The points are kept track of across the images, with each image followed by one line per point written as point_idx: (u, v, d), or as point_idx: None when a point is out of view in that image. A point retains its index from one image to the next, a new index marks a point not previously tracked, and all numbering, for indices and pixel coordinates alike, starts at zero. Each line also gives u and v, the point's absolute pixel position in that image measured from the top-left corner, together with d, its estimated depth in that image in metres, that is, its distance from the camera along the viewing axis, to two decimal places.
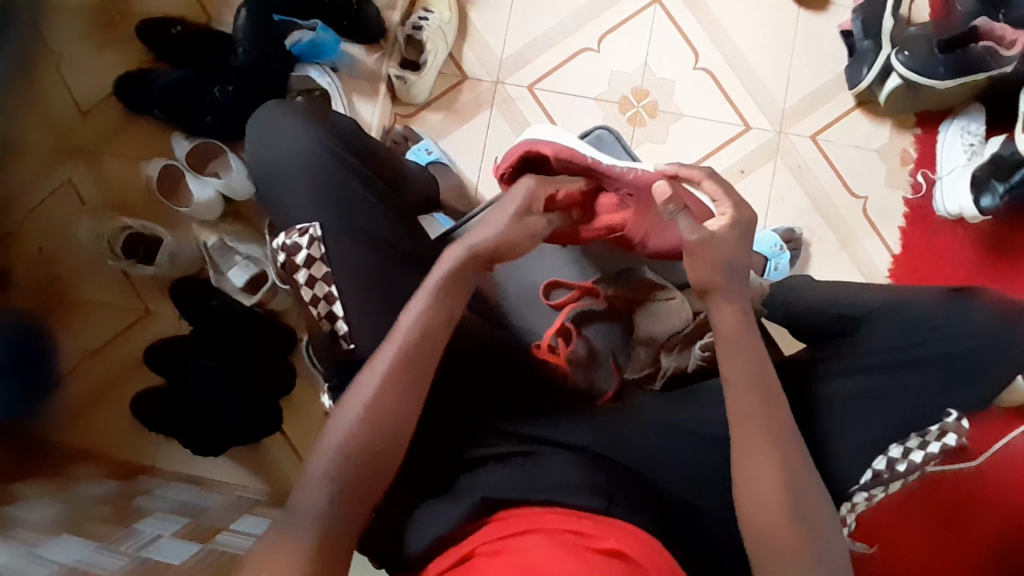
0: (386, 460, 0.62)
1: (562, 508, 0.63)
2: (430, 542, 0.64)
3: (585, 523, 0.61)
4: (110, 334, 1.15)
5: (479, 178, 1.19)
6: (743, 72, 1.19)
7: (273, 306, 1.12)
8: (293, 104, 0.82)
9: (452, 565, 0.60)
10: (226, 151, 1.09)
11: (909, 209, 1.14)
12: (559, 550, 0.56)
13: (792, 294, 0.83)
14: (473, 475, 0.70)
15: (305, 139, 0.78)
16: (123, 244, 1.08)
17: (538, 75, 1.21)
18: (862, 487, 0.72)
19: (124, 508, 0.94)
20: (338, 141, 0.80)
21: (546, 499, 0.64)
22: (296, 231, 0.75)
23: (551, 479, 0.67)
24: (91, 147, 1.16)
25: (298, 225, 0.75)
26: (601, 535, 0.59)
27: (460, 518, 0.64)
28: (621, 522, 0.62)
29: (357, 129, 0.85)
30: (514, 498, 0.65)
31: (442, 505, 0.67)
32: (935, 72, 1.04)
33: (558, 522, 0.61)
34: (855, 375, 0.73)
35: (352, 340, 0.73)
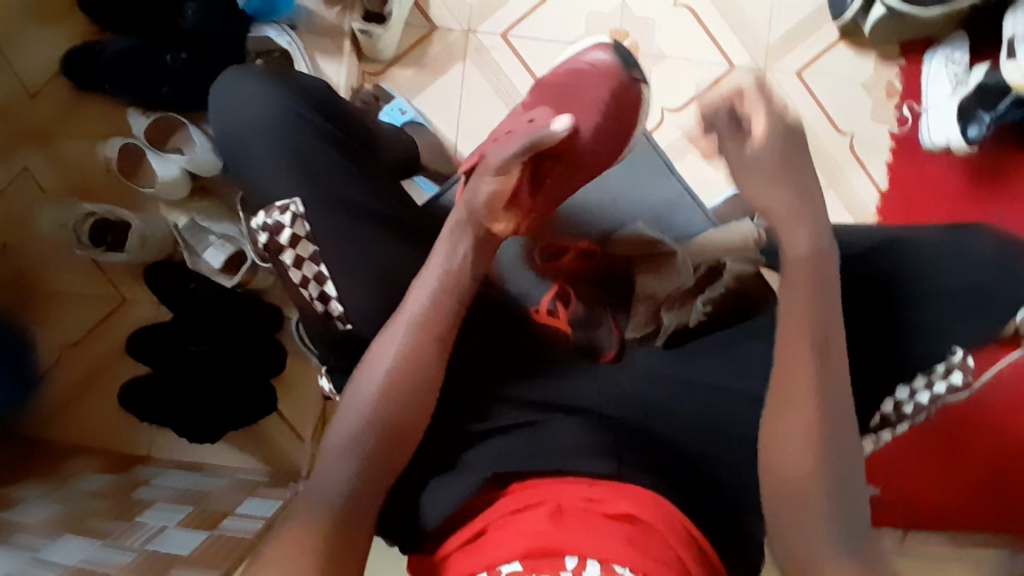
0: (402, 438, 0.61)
1: (574, 476, 0.63)
2: (446, 513, 0.64)
3: (596, 491, 0.61)
4: (87, 325, 1.10)
5: (457, 136, 1.13)
6: (724, 6, 1.14)
7: (254, 285, 1.08)
8: (262, 69, 0.76)
9: (468, 538, 0.60)
10: (186, 124, 1.02)
11: (895, 142, 1.13)
12: (570, 520, 0.56)
13: None
14: (477, 450, 0.69)
15: (271, 105, 0.73)
16: (91, 232, 1.04)
17: (511, 21, 1.14)
18: (870, 430, 0.72)
19: (123, 501, 0.93)
20: (307, 104, 0.75)
21: (558, 470, 0.63)
22: (277, 209, 0.70)
23: (558, 446, 0.66)
24: (43, 130, 1.09)
25: (278, 202, 0.70)
26: (612, 500, 0.59)
27: (472, 492, 0.64)
28: (634, 487, 0.62)
29: (330, 93, 0.79)
30: (527, 471, 0.64)
31: (450, 480, 0.66)
32: (920, 0, 0.99)
33: (570, 491, 0.61)
34: None
35: (349, 320, 0.70)
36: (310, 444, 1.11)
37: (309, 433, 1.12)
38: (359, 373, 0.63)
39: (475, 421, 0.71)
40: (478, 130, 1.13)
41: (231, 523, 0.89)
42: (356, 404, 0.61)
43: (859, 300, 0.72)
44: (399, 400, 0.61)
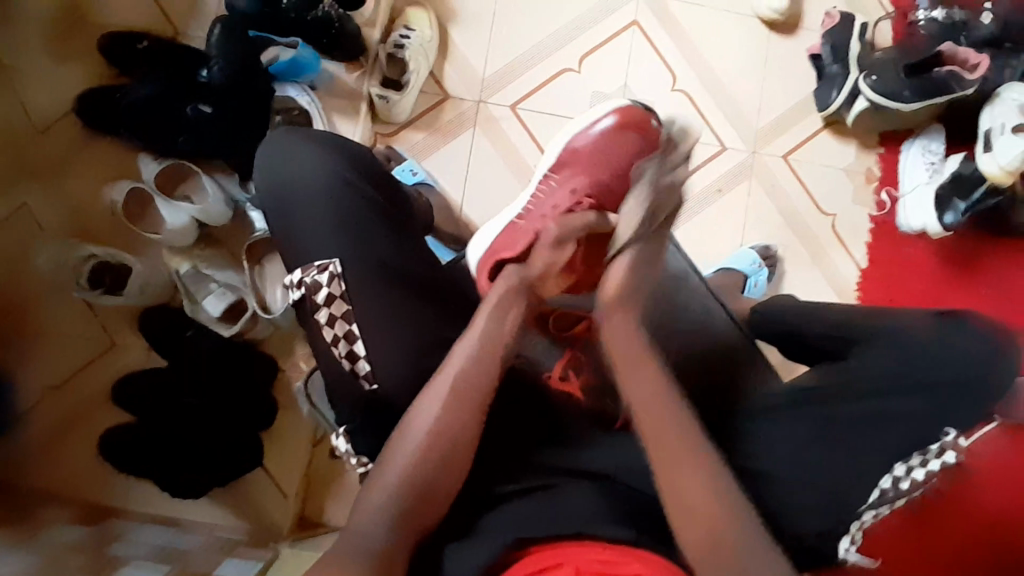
0: (425, 494, 0.65)
1: (593, 539, 0.63)
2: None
3: (613, 553, 0.60)
4: (70, 367, 1.06)
5: (463, 198, 1.17)
6: (718, 92, 1.22)
7: (253, 335, 1.09)
8: (305, 130, 0.80)
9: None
10: (198, 172, 1.05)
11: (874, 225, 1.20)
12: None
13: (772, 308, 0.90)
14: (491, 522, 0.68)
15: (318, 164, 0.76)
16: (89, 273, 1.03)
17: (521, 94, 1.20)
18: (870, 505, 0.72)
19: (99, 555, 0.87)
20: (351, 167, 0.78)
21: (578, 533, 0.64)
22: (315, 267, 0.73)
23: (572, 515, 0.67)
24: (46, 169, 1.08)
25: (317, 261, 0.73)
26: (629, 561, 0.59)
27: (494, 556, 0.64)
28: (650, 553, 0.61)
29: (369, 154, 0.82)
30: (548, 536, 0.64)
31: (464, 548, 0.66)
32: (901, 96, 1.10)
33: (587, 554, 0.60)
34: (853, 395, 0.75)
35: (375, 381, 0.72)
36: (295, 501, 1.10)
37: (294, 491, 1.10)
38: (392, 441, 0.67)
39: (502, 482, 0.73)
40: (484, 193, 1.17)
41: None
42: (391, 464, 0.65)
43: (847, 372, 0.77)
44: (434, 465, 0.66)
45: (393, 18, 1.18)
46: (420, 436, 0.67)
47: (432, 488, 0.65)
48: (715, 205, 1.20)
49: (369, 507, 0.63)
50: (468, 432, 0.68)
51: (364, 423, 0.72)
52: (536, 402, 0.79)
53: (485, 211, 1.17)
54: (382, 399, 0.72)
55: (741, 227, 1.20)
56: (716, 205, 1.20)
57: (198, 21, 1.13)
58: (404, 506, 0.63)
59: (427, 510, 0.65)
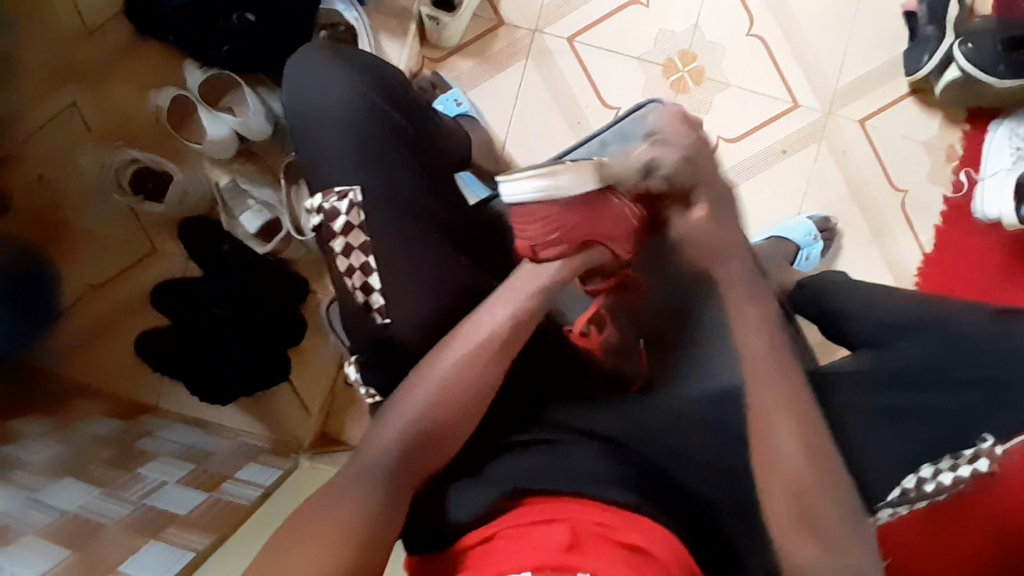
0: (432, 441, 0.65)
1: (590, 499, 0.61)
2: (472, 516, 0.62)
3: (610, 517, 0.59)
4: (115, 267, 1.11)
5: (507, 134, 1.12)
6: (796, 44, 1.11)
7: (287, 255, 1.09)
8: (342, 49, 0.77)
9: (477, 543, 0.60)
10: (242, 85, 1.03)
11: (948, 207, 1.10)
12: (584, 545, 0.55)
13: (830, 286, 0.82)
14: (492, 468, 0.68)
15: (348, 88, 0.73)
16: (130, 177, 1.04)
17: (579, 27, 1.12)
18: (888, 503, 0.70)
19: (129, 450, 0.93)
20: (383, 94, 0.74)
21: (577, 492, 0.62)
22: (335, 194, 0.71)
23: (578, 469, 0.65)
24: (93, 67, 1.09)
25: (337, 187, 0.71)
26: (625, 528, 0.58)
27: (493, 500, 0.63)
28: (648, 521, 0.60)
29: (407, 79, 0.78)
30: (547, 489, 0.62)
31: (467, 487, 0.65)
32: (995, 70, 0.98)
33: (584, 512, 0.59)
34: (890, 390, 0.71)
35: (388, 314, 0.71)
36: (318, 419, 1.12)
37: (317, 410, 1.12)
38: (409, 384, 0.67)
39: (513, 432, 0.71)
40: (531, 131, 1.12)
41: (231, 487, 0.91)
42: (405, 405, 0.65)
43: (880, 363, 0.72)
44: (450, 416, 0.66)
45: None
46: (439, 385, 0.66)
47: (443, 435, 0.65)
48: (775, 168, 1.12)
49: (376, 447, 0.64)
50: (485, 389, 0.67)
51: (379, 359, 0.73)
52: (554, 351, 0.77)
53: (528, 151, 1.12)
54: (396, 339, 0.71)
55: (799, 195, 1.12)
56: (777, 168, 1.12)
57: None
58: (416, 450, 0.64)
59: (432, 453, 0.65)
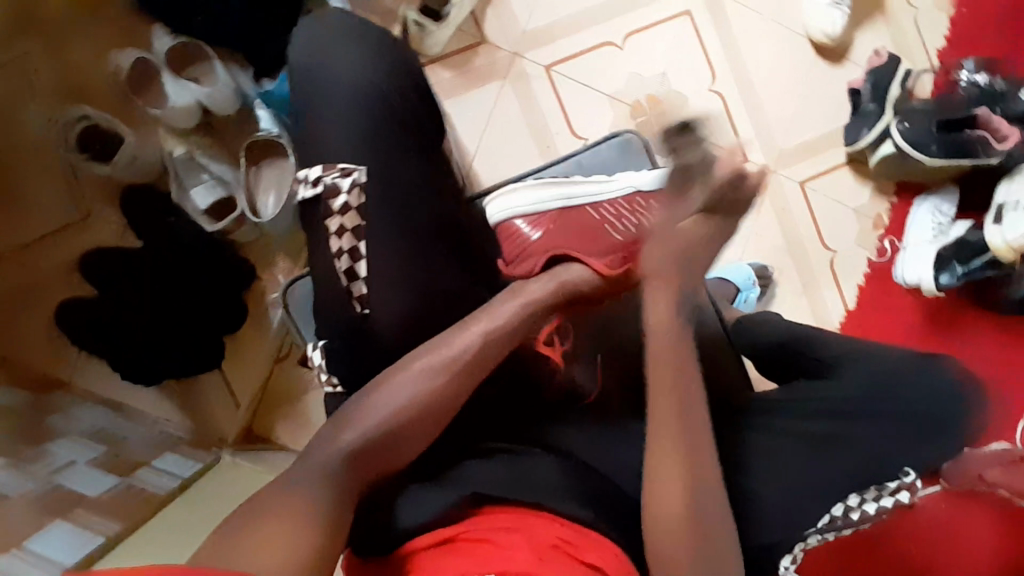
0: (389, 449, 0.63)
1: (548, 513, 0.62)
2: (420, 523, 0.61)
3: (567, 534, 0.60)
4: (44, 230, 1.03)
5: (477, 148, 1.14)
6: (752, 105, 1.21)
7: (237, 237, 1.03)
8: (354, 22, 0.75)
9: (433, 546, 0.60)
10: (211, 56, 0.99)
11: (871, 270, 1.21)
12: (549, 560, 0.56)
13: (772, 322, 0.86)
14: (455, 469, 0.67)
15: (362, 66, 0.71)
16: (78, 136, 0.98)
17: (558, 57, 1.17)
18: (818, 529, 0.72)
19: (34, 424, 0.86)
20: (397, 73, 0.73)
21: (535, 503, 0.62)
22: (338, 170, 0.69)
23: (534, 481, 0.65)
24: (56, 18, 1.03)
25: (341, 163, 0.69)
26: (582, 548, 0.59)
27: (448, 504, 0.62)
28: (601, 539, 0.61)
29: (421, 70, 0.77)
30: (505, 499, 0.63)
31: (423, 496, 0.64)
32: (928, 148, 1.08)
33: (542, 527, 0.60)
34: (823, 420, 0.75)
35: (368, 304, 0.69)
36: (246, 411, 1.06)
37: (246, 402, 1.06)
38: (383, 384, 0.65)
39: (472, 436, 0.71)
40: (500, 149, 1.15)
41: (147, 476, 0.84)
42: (369, 416, 0.63)
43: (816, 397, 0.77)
44: (414, 421, 0.63)
45: None
46: (411, 385, 0.64)
47: (402, 442, 0.63)
48: None
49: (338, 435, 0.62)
50: (456, 394, 0.65)
51: (337, 347, 0.71)
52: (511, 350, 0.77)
53: (497, 167, 1.14)
54: (360, 325, 0.69)
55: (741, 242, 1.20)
56: None
57: None
58: (380, 451, 0.62)
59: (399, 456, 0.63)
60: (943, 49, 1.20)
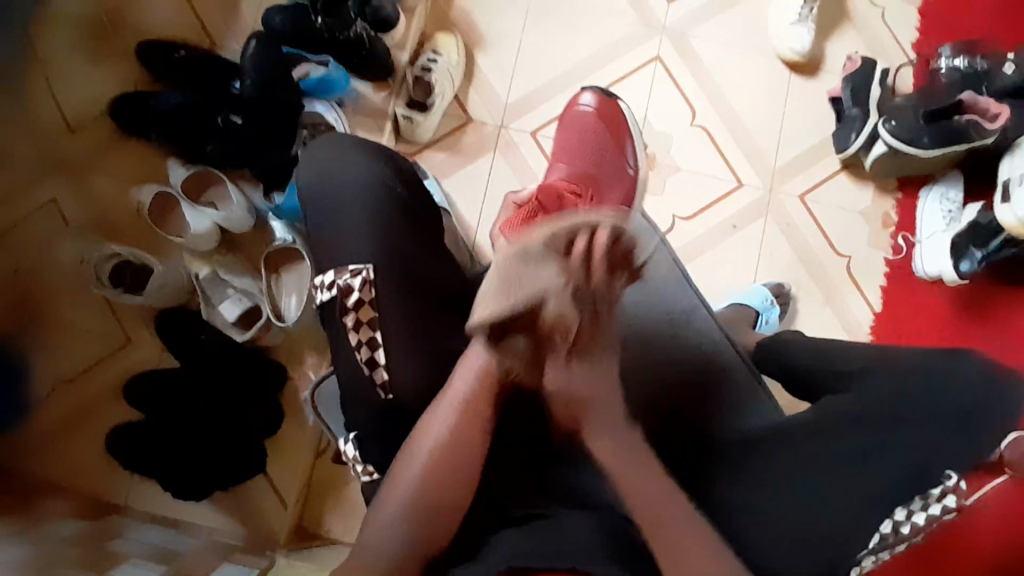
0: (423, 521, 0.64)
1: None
2: None
3: None
4: (85, 361, 1.09)
5: (479, 221, 1.19)
6: (736, 129, 1.24)
7: (265, 341, 1.10)
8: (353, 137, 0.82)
9: None
10: (223, 180, 1.07)
11: (889, 268, 1.20)
12: None
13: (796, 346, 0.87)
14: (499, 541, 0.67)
15: (366, 173, 0.78)
16: (111, 271, 1.05)
17: (542, 121, 1.23)
18: (870, 551, 0.71)
19: (97, 551, 0.88)
20: (395, 176, 0.80)
21: (572, 567, 0.62)
22: (349, 271, 0.73)
23: (568, 543, 0.65)
24: (78, 167, 1.13)
25: (352, 265, 0.73)
26: None
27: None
28: None
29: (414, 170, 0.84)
30: (541, 566, 0.62)
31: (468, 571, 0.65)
32: (920, 142, 1.09)
33: None
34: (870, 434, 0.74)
35: (392, 390, 0.71)
36: (294, 511, 1.09)
37: (294, 501, 1.10)
38: (408, 447, 0.66)
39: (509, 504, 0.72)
40: None
41: None
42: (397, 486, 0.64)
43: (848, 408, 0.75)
44: (446, 471, 0.65)
45: (421, 42, 1.21)
46: (436, 439, 0.66)
47: (431, 512, 0.64)
48: (728, 241, 1.21)
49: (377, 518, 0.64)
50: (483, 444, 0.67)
51: (366, 433, 0.72)
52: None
53: None
54: (389, 410, 0.71)
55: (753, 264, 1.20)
56: (729, 241, 1.21)
57: (235, 35, 1.17)
58: (422, 506, 0.64)
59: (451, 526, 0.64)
60: (915, 42, 1.23)
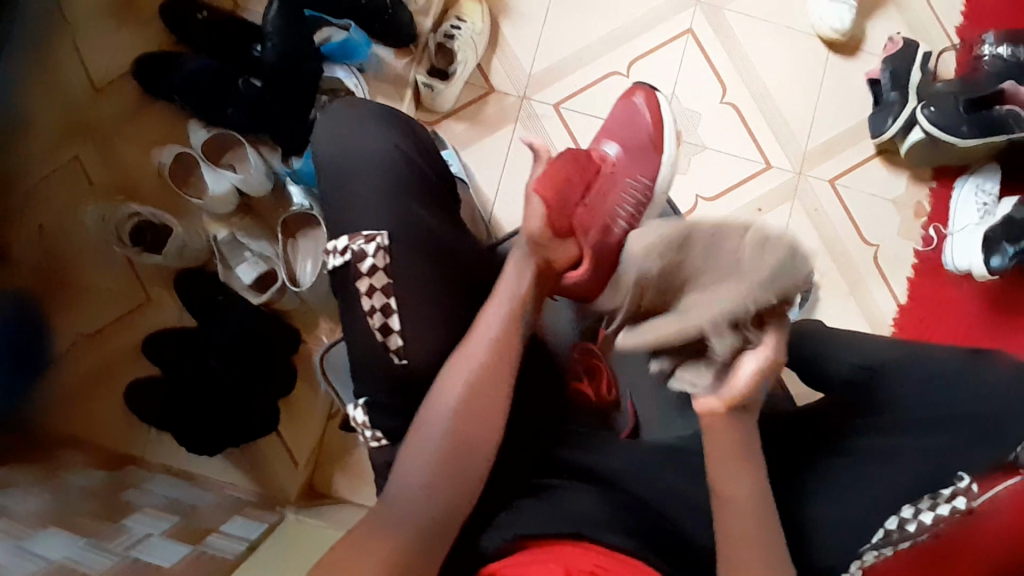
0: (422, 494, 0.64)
1: (592, 544, 0.62)
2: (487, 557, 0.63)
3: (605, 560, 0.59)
4: (111, 317, 1.13)
5: (496, 194, 1.18)
6: (767, 110, 1.19)
7: (280, 305, 1.12)
8: (367, 104, 0.81)
9: None
10: (243, 144, 1.09)
11: (918, 260, 1.15)
12: None
13: (823, 334, 0.83)
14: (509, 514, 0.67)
15: (380, 140, 0.77)
16: (132, 231, 1.07)
17: (565, 94, 1.20)
18: (873, 546, 0.69)
19: (113, 501, 0.93)
20: (410, 144, 0.79)
21: (575, 532, 0.63)
22: (363, 237, 0.72)
23: (569, 514, 0.65)
24: (103, 126, 1.14)
25: (364, 232, 0.72)
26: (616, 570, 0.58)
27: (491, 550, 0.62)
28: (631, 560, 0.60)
29: (426, 136, 0.83)
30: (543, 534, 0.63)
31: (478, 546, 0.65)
32: (959, 130, 1.05)
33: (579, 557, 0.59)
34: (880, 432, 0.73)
35: (406, 355, 0.71)
36: (305, 470, 1.12)
37: (305, 459, 1.13)
38: (418, 419, 0.68)
39: (508, 480, 0.72)
40: (519, 190, 1.18)
41: (216, 542, 0.90)
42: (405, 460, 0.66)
43: (855, 408, 0.74)
44: (469, 420, 0.67)
45: (446, 9, 1.19)
46: (445, 416, 0.67)
47: (430, 485, 0.64)
48: (751, 224, 1.17)
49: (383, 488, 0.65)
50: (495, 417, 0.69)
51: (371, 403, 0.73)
52: (535, 382, 0.79)
53: (516, 211, 1.17)
54: (393, 381, 0.71)
55: None
56: (753, 225, 1.17)
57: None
58: (450, 452, 0.66)
59: (460, 494, 0.65)
60: (960, 25, 1.17)
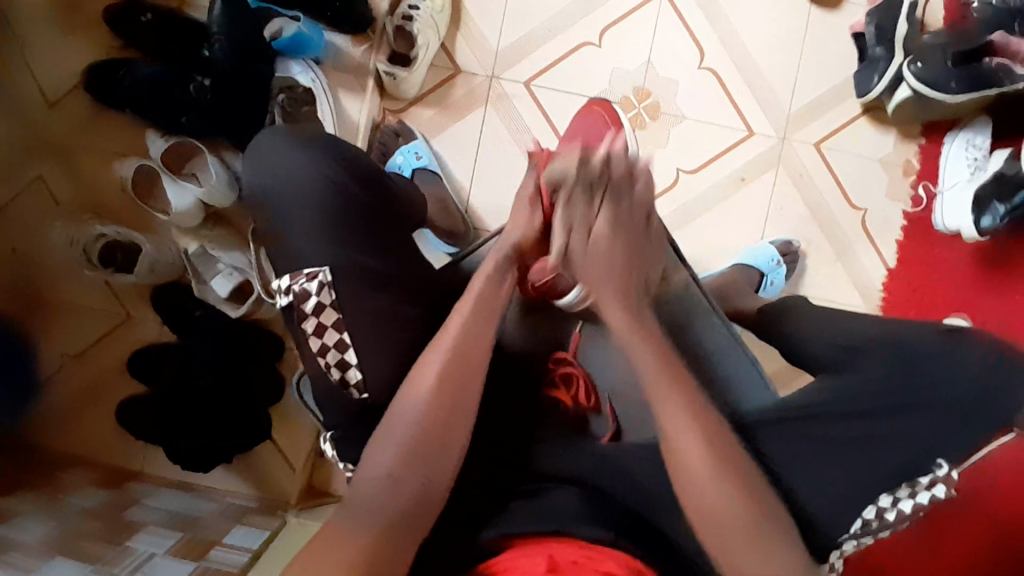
0: None
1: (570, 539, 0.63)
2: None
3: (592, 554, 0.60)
4: (91, 338, 1.11)
5: (471, 182, 1.14)
6: (750, 74, 1.14)
7: (260, 315, 1.10)
8: (294, 130, 0.78)
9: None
10: (203, 152, 1.03)
11: (907, 222, 1.13)
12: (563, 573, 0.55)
13: (805, 327, 0.82)
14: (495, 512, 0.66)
15: (308, 169, 0.73)
16: (100, 252, 1.04)
17: (536, 70, 1.14)
18: (852, 535, 0.68)
19: (117, 523, 0.90)
20: (343, 170, 0.75)
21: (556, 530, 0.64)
22: (305, 274, 0.70)
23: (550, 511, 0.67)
24: (59, 142, 1.10)
25: (306, 269, 0.70)
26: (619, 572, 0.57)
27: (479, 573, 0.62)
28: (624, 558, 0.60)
29: (359, 153, 0.78)
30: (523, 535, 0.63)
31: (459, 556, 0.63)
32: (948, 87, 1.00)
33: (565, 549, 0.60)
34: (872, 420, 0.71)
35: (366, 390, 0.70)
36: (302, 474, 1.13)
37: (301, 464, 1.13)
38: (379, 435, 0.65)
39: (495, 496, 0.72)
40: (494, 177, 1.14)
41: (220, 555, 0.87)
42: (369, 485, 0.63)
43: (836, 389, 0.73)
44: (439, 406, 0.65)
45: None
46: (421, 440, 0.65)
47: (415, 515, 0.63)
48: (735, 195, 1.14)
49: None
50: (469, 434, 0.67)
51: (351, 431, 0.72)
52: (516, 393, 0.78)
53: (492, 199, 1.14)
54: (371, 408, 0.71)
55: (761, 220, 1.14)
56: (737, 196, 1.14)
57: None
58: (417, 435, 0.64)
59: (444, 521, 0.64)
60: None
